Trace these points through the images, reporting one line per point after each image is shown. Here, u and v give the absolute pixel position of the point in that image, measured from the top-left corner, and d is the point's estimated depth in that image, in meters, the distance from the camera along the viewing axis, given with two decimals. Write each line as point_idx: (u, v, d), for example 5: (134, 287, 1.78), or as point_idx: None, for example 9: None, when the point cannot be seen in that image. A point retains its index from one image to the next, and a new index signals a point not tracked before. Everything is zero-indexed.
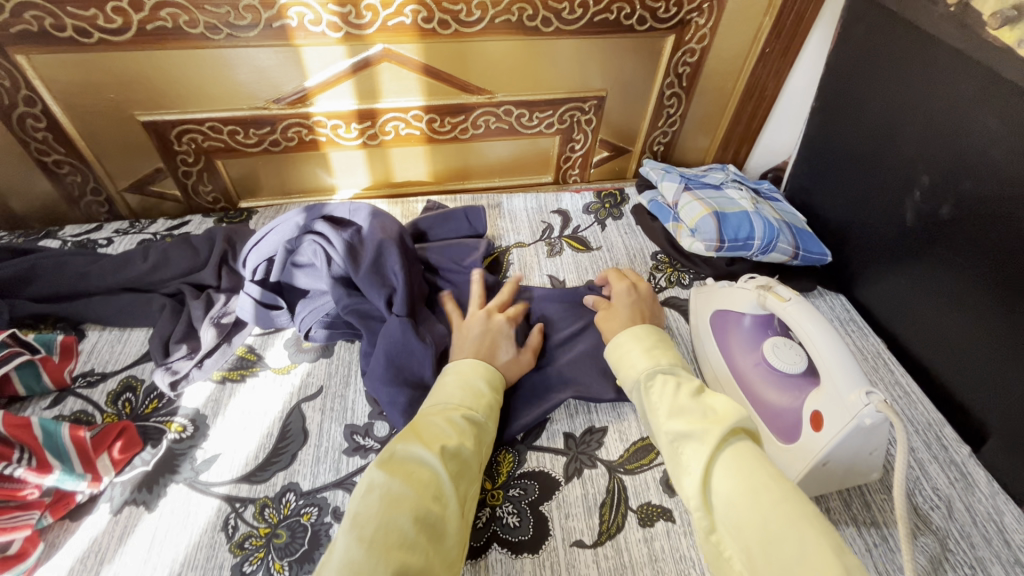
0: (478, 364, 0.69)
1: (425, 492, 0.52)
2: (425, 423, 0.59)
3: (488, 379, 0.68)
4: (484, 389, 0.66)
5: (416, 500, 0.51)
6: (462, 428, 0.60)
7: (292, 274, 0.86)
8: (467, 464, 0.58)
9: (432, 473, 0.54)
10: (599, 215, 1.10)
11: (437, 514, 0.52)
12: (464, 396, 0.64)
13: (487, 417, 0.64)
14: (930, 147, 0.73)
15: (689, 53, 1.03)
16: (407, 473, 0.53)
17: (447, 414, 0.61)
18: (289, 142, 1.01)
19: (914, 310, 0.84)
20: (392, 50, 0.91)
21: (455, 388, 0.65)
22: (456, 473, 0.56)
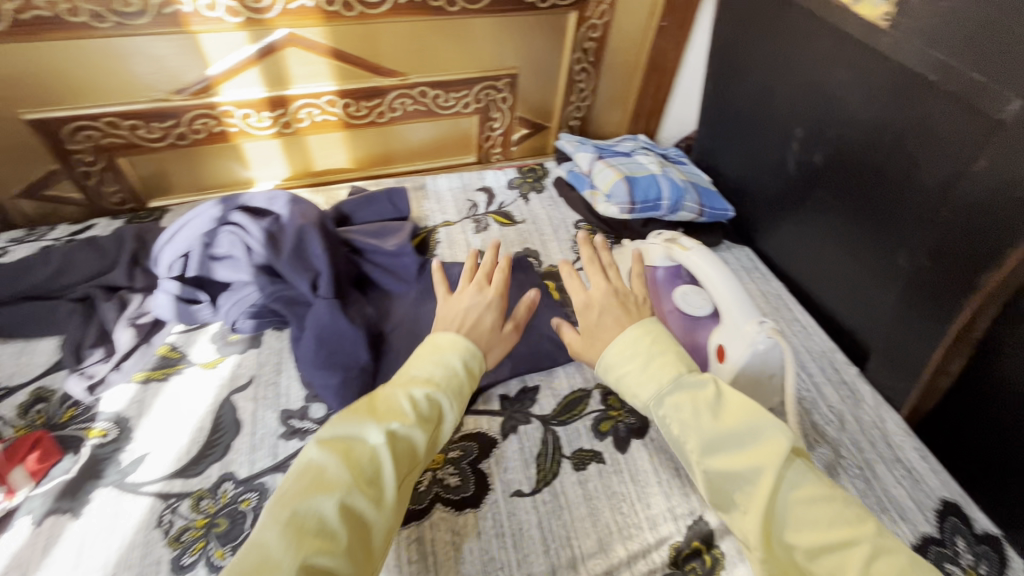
0: (459, 338, 0.60)
1: (359, 474, 0.49)
2: (386, 395, 0.55)
3: (467, 358, 0.59)
4: (460, 371, 0.58)
5: (346, 484, 0.48)
6: (419, 413, 0.54)
7: (211, 267, 0.84)
8: (416, 452, 0.53)
9: (370, 454, 0.50)
10: (522, 190, 1.13)
11: (370, 501, 0.48)
12: (433, 371, 0.58)
13: (456, 399, 0.57)
14: (801, 103, 0.81)
15: (593, 29, 1.08)
16: (343, 453, 0.50)
17: (412, 387, 0.56)
18: (197, 134, 0.98)
19: (805, 252, 0.93)
20: (298, 34, 0.90)
21: (428, 364, 0.58)
22: (401, 462, 0.51)
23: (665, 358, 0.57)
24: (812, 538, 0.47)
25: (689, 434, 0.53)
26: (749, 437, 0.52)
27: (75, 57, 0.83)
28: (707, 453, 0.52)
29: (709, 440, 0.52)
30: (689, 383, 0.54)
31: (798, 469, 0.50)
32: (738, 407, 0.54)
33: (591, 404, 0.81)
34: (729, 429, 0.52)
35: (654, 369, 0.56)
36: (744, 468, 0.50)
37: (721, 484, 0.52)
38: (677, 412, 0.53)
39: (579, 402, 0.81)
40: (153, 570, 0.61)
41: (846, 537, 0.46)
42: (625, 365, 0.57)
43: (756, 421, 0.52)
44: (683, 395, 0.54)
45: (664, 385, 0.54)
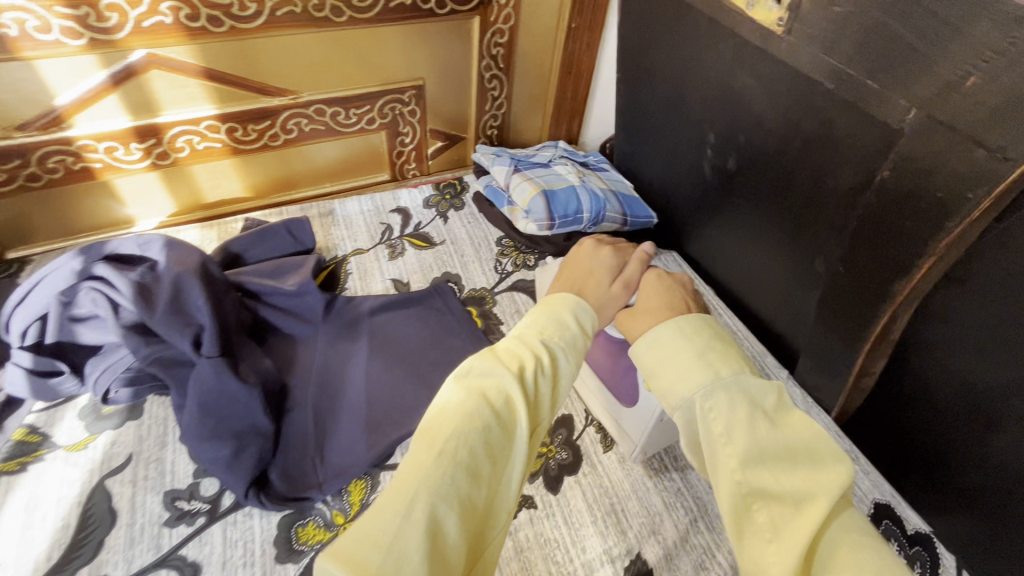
0: (566, 297, 0.56)
1: (499, 420, 0.43)
2: (503, 343, 0.49)
3: (577, 313, 0.55)
4: (570, 323, 0.53)
5: (488, 428, 0.41)
6: (543, 355, 0.48)
7: (73, 331, 0.73)
8: (541, 403, 0.47)
9: (504, 393, 0.44)
10: (440, 208, 1.06)
11: (503, 441, 0.42)
12: (542, 319, 0.52)
13: (572, 351, 0.51)
14: (710, 108, 0.78)
15: (499, 34, 1.02)
16: (477, 389, 0.44)
17: (524, 337, 0.50)
18: (52, 173, 0.85)
19: (729, 257, 0.91)
20: (159, 54, 0.79)
21: (542, 310, 0.54)
22: (530, 406, 0.45)
23: (727, 356, 0.52)
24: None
25: (742, 439, 0.46)
26: (808, 457, 0.46)
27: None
28: (749, 463, 0.45)
29: (760, 449, 0.45)
30: (748, 385, 0.49)
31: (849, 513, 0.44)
32: (799, 425, 0.48)
33: None
34: (787, 444, 0.46)
35: (696, 363, 0.51)
36: (791, 489, 0.44)
37: (749, 505, 0.44)
38: (732, 413, 0.47)
39: None
40: None
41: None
42: (675, 354, 0.53)
43: (821, 445, 0.47)
44: (743, 397, 0.49)
45: (724, 380, 0.49)
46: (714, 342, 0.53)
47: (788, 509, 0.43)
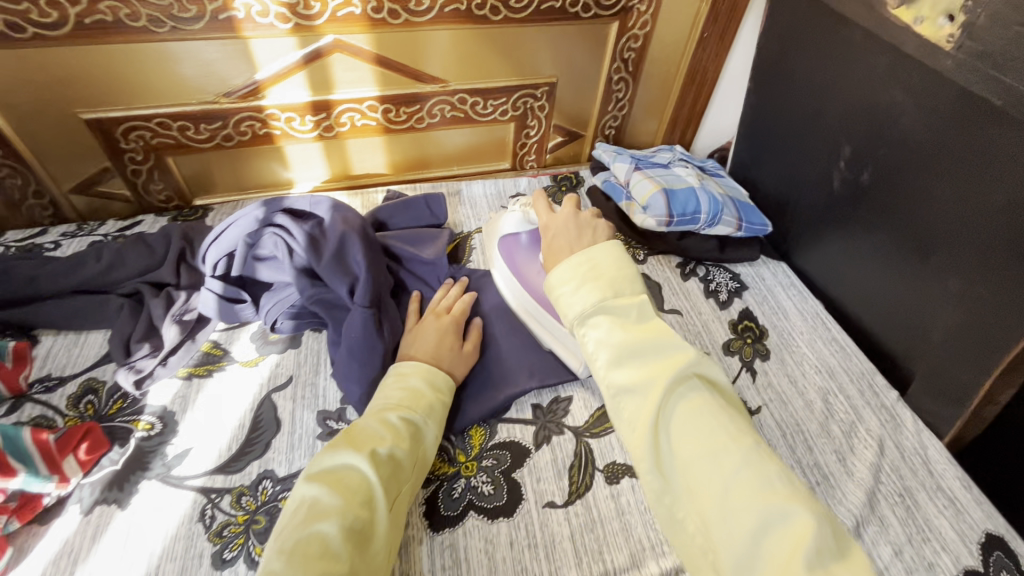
0: (419, 364, 0.71)
1: (354, 499, 0.54)
2: (359, 427, 0.61)
3: (428, 379, 0.70)
4: (425, 391, 0.69)
5: (343, 508, 0.53)
6: (397, 431, 0.62)
7: (255, 268, 0.86)
8: (401, 470, 0.60)
9: (362, 478, 0.56)
10: (556, 198, 1.13)
11: (363, 520, 0.53)
12: (403, 397, 0.67)
13: (428, 417, 0.67)
14: (851, 119, 0.81)
15: (633, 38, 1.08)
16: (334, 483, 0.55)
17: (382, 415, 0.63)
18: (242, 136, 1.00)
19: (844, 270, 0.91)
20: (344, 40, 0.92)
21: (395, 387, 0.68)
22: (388, 476, 0.58)
23: (597, 282, 0.59)
24: (719, 466, 0.49)
25: (600, 348, 0.57)
26: (653, 355, 0.56)
27: (114, 60, 0.85)
28: (619, 363, 0.56)
29: (623, 353, 0.55)
30: (610, 301, 0.58)
31: (690, 385, 0.54)
32: (653, 327, 0.58)
33: None
34: (642, 341, 0.56)
35: (588, 289, 0.59)
36: (640, 381, 0.54)
37: (623, 403, 0.56)
38: (602, 325, 0.57)
39: (611, 416, 0.80)
40: (195, 564, 0.62)
41: (724, 446, 0.50)
42: (569, 299, 0.60)
43: (664, 339, 0.56)
44: (608, 316, 0.58)
45: (589, 302, 0.58)
46: (614, 263, 0.61)
47: (631, 408, 0.55)
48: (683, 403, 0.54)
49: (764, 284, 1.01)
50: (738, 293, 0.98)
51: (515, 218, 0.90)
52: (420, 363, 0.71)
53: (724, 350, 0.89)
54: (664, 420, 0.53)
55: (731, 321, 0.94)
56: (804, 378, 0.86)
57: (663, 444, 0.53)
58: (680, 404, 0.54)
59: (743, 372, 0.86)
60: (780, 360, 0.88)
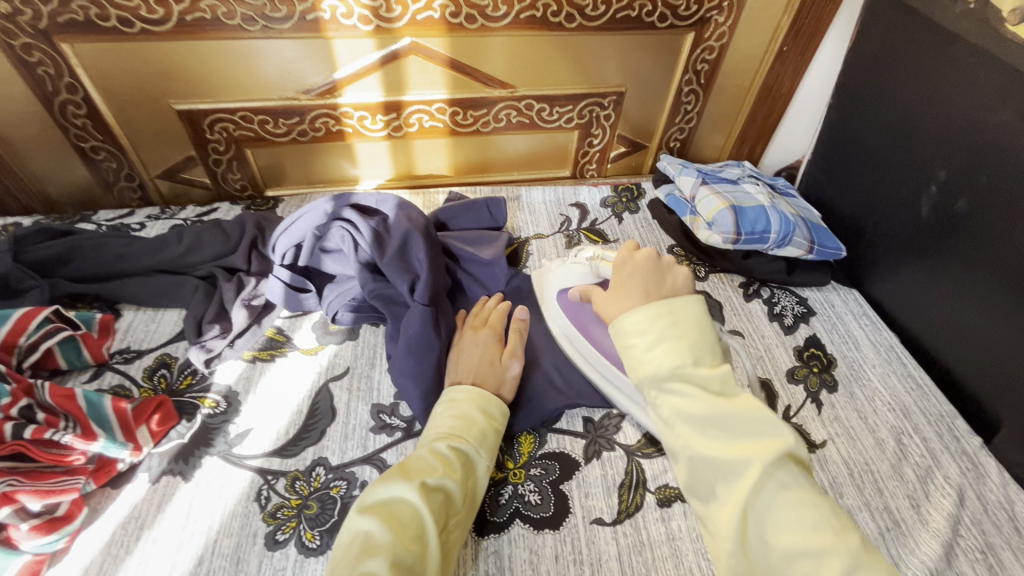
0: (471, 391, 0.70)
1: (405, 533, 0.55)
2: (412, 458, 0.63)
3: (481, 406, 0.69)
4: (478, 417, 0.68)
5: (394, 542, 0.53)
6: (448, 459, 0.62)
7: (321, 260, 0.88)
8: (451, 501, 0.60)
9: (413, 510, 0.57)
10: (616, 209, 1.11)
11: (415, 554, 0.54)
12: (454, 425, 0.67)
13: (480, 445, 0.66)
14: (950, 142, 0.76)
15: (708, 50, 1.05)
16: (387, 516, 0.56)
17: (432, 444, 0.64)
18: (316, 132, 1.04)
19: (925, 303, 0.86)
20: (420, 43, 0.94)
21: (447, 411, 0.69)
22: (438, 507, 0.59)
23: (676, 342, 0.54)
24: (821, 565, 0.44)
25: (675, 417, 0.53)
26: (735, 434, 0.51)
27: (207, 55, 0.90)
28: (700, 439, 0.51)
29: (703, 421, 0.51)
30: (692, 368, 0.52)
31: (787, 471, 0.49)
32: (744, 401, 0.53)
33: None
34: (729, 413, 0.51)
35: (662, 350, 0.53)
36: (732, 458, 0.50)
37: (711, 477, 0.51)
38: (676, 398, 0.53)
39: None
40: (249, 542, 0.64)
41: (824, 547, 0.44)
42: (635, 337, 0.55)
43: (759, 415, 0.51)
44: (690, 383, 0.52)
45: (664, 367, 0.53)
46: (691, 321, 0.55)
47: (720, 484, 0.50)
48: (723, 416, 0.51)
49: (833, 311, 0.95)
50: (805, 318, 0.94)
51: (583, 268, 0.87)
52: (471, 390, 0.70)
53: (787, 377, 0.85)
54: (757, 503, 0.48)
55: (797, 348, 0.89)
56: (874, 414, 0.81)
57: (755, 530, 0.48)
58: (779, 486, 0.48)
59: (808, 404, 0.82)
60: (849, 394, 0.83)
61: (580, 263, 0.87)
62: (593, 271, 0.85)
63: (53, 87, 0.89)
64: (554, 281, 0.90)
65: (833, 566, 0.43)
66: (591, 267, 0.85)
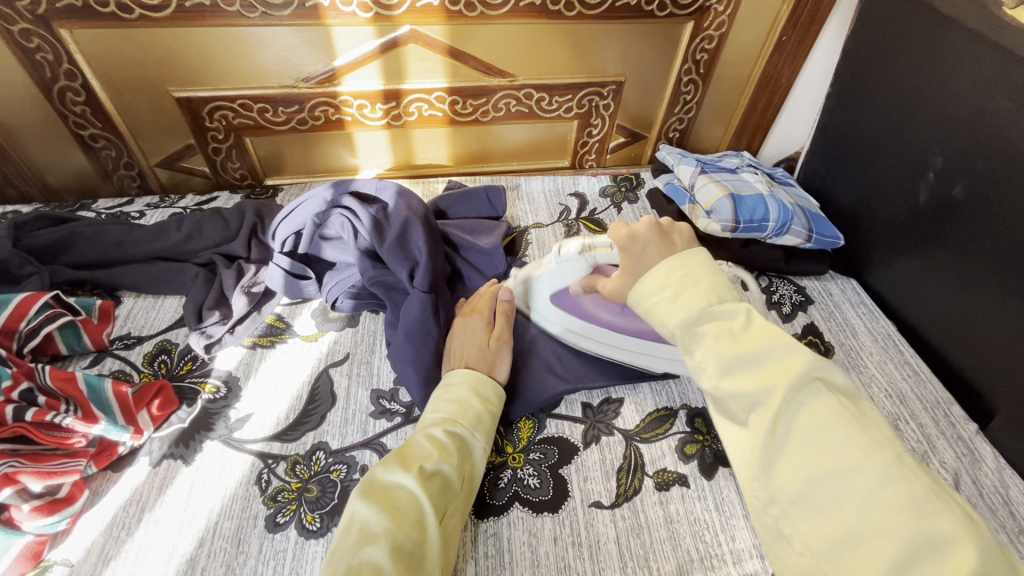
0: (466, 374, 0.71)
1: (403, 519, 0.55)
2: (408, 444, 0.63)
3: (476, 389, 0.69)
4: (473, 401, 0.68)
5: (393, 529, 0.54)
6: (445, 445, 0.63)
7: (320, 247, 0.88)
8: (449, 487, 0.61)
9: (411, 497, 0.57)
10: (615, 199, 1.12)
11: (414, 539, 0.55)
12: (449, 408, 0.67)
13: (476, 428, 0.66)
14: (948, 129, 0.77)
15: (707, 39, 1.06)
16: (385, 504, 0.56)
17: (428, 429, 0.64)
18: (316, 121, 1.04)
19: (922, 290, 0.86)
20: (419, 31, 0.94)
21: (443, 396, 0.69)
22: (436, 492, 0.59)
23: (695, 289, 0.50)
24: (850, 485, 0.41)
25: (705, 356, 0.48)
26: (752, 360, 0.47)
27: (206, 42, 0.90)
28: (722, 372, 0.47)
29: (724, 357, 0.47)
30: (715, 309, 0.48)
31: (809, 389, 0.45)
32: (764, 331, 0.48)
33: (677, 425, 0.78)
34: (749, 347, 0.47)
35: (684, 299, 0.49)
36: (754, 387, 0.46)
37: (733, 405, 0.48)
38: (702, 341, 0.48)
39: (664, 421, 0.78)
40: (250, 524, 0.64)
41: (854, 464, 0.41)
42: (655, 294, 0.51)
43: (778, 341, 0.47)
44: (713, 324, 0.48)
45: (688, 313, 0.49)
46: (704, 268, 0.52)
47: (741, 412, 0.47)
48: (743, 349, 0.47)
49: (831, 299, 0.96)
50: (803, 306, 0.94)
51: (575, 264, 0.74)
52: (466, 373, 0.71)
53: None
54: (784, 426, 0.45)
55: (794, 335, 0.90)
56: (871, 401, 0.81)
57: (783, 451, 0.45)
58: (800, 406, 0.45)
59: None
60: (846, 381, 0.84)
61: (568, 260, 0.74)
62: (590, 264, 0.73)
63: (52, 74, 0.89)
64: (549, 283, 0.79)
65: (864, 483, 0.40)
66: (584, 261, 0.72)
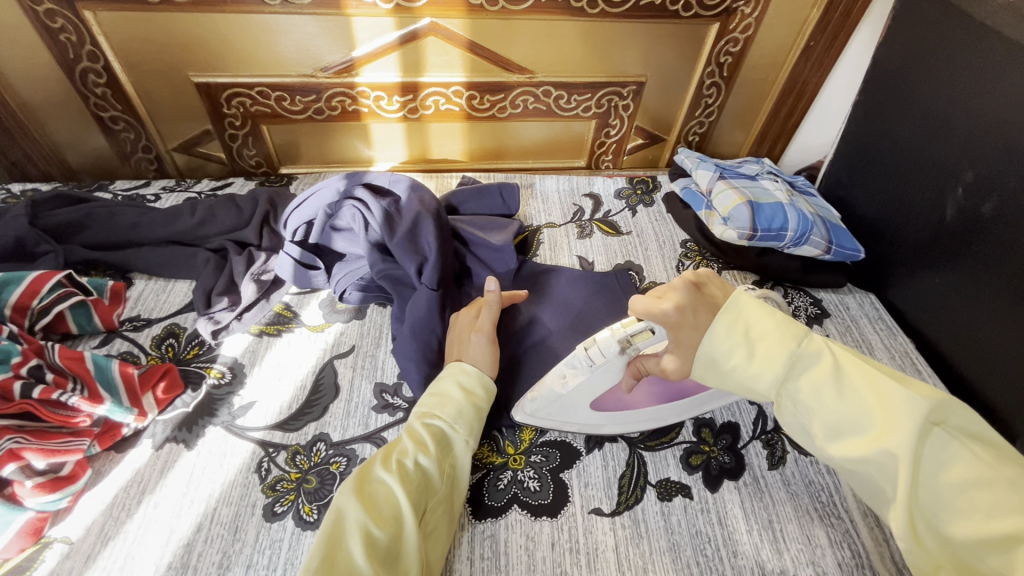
0: (451, 366, 0.70)
1: (380, 514, 0.55)
2: (392, 441, 0.63)
3: (460, 381, 0.68)
4: (454, 394, 0.67)
5: (368, 524, 0.54)
6: (422, 439, 0.63)
7: (331, 238, 0.88)
8: (429, 481, 0.60)
9: (389, 492, 0.57)
10: (630, 201, 1.10)
11: (390, 536, 0.54)
12: (430, 401, 0.67)
13: (457, 422, 0.65)
14: (981, 141, 0.74)
15: (733, 42, 1.03)
16: (363, 499, 0.56)
17: (410, 425, 0.65)
18: (332, 111, 1.03)
19: (945, 308, 0.83)
20: (440, 24, 0.93)
21: (429, 391, 0.68)
22: (415, 488, 0.59)
23: (770, 343, 0.53)
24: (1011, 553, 0.43)
25: (817, 424, 0.51)
26: (863, 425, 0.49)
27: (227, 29, 0.90)
28: (831, 439, 0.51)
29: (830, 426, 0.50)
30: (798, 364, 0.52)
31: (938, 446, 0.47)
32: (866, 392, 0.50)
33: (683, 434, 0.76)
34: (853, 412, 0.49)
35: (762, 357, 0.53)
36: (872, 454, 0.48)
37: (860, 472, 0.50)
38: (802, 398, 0.52)
39: (670, 429, 0.77)
40: (248, 512, 0.64)
41: (1012, 532, 0.43)
42: (727, 358, 0.54)
43: (885, 399, 0.49)
44: (803, 381, 0.52)
45: (777, 375, 0.52)
46: (771, 319, 0.54)
47: (872, 477, 0.49)
48: (847, 414, 0.50)
49: (848, 313, 0.93)
50: (818, 318, 0.91)
51: (614, 364, 0.62)
52: (450, 366, 0.70)
53: None
54: (921, 492, 0.48)
55: None
56: None
57: (922, 517, 0.48)
58: (936, 469, 0.47)
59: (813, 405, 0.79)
60: None
61: (601, 362, 0.62)
62: (631, 357, 0.61)
63: (75, 54, 0.90)
64: (582, 395, 0.66)
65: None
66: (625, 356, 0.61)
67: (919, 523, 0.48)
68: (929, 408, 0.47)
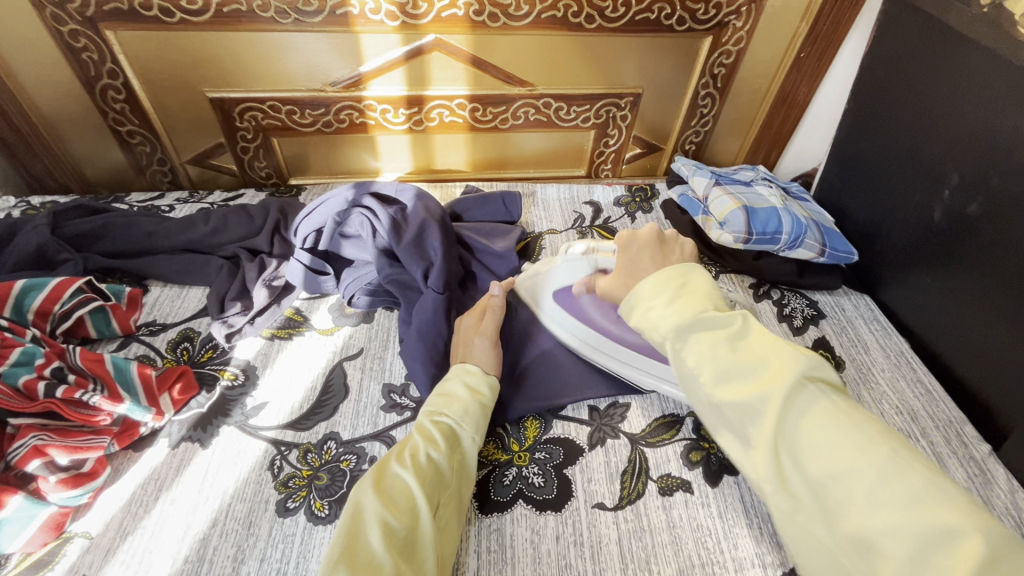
0: (457, 367, 0.73)
1: (396, 506, 0.57)
2: (404, 439, 0.66)
3: (466, 380, 0.71)
4: (461, 392, 0.70)
5: (384, 514, 0.56)
6: (432, 435, 0.65)
7: (340, 244, 0.90)
8: (441, 475, 0.63)
9: (404, 485, 0.60)
10: (629, 208, 1.13)
11: (407, 526, 0.56)
12: (437, 400, 0.69)
13: (464, 419, 0.67)
14: (964, 145, 0.77)
15: (726, 54, 1.07)
16: (380, 492, 0.59)
17: (421, 422, 0.67)
18: (340, 124, 1.07)
19: (936, 308, 0.85)
20: (444, 40, 0.97)
21: (437, 390, 0.71)
22: (428, 481, 0.61)
23: (690, 296, 0.54)
24: (854, 482, 0.45)
25: (702, 365, 0.52)
26: (749, 372, 0.51)
27: (240, 47, 0.94)
28: (717, 383, 0.52)
29: (717, 369, 0.51)
30: (708, 315, 0.53)
31: (809, 395, 0.49)
32: (755, 345, 0.52)
33: (683, 432, 0.78)
34: (741, 358, 0.51)
35: (682, 304, 0.54)
36: (750, 395, 0.50)
37: (732, 415, 0.51)
38: (700, 344, 0.52)
39: (670, 427, 0.78)
40: (261, 508, 0.66)
41: (856, 464, 0.45)
42: (651, 304, 0.55)
43: (769, 349, 0.51)
44: (705, 330, 0.53)
45: (685, 318, 0.53)
46: (698, 282, 0.57)
47: (743, 421, 0.51)
48: (738, 361, 0.51)
49: (843, 314, 0.95)
50: (815, 319, 0.93)
51: (578, 263, 0.78)
52: (456, 366, 0.73)
53: None
54: (786, 436, 0.49)
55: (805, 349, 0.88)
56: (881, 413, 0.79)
57: (786, 461, 0.49)
58: (800, 412, 0.49)
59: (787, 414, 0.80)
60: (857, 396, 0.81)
61: (572, 259, 0.79)
62: (590, 265, 0.77)
63: (96, 72, 0.94)
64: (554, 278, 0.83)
65: (864, 484, 0.45)
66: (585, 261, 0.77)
67: (780, 461, 0.50)
68: (808, 362, 0.50)
